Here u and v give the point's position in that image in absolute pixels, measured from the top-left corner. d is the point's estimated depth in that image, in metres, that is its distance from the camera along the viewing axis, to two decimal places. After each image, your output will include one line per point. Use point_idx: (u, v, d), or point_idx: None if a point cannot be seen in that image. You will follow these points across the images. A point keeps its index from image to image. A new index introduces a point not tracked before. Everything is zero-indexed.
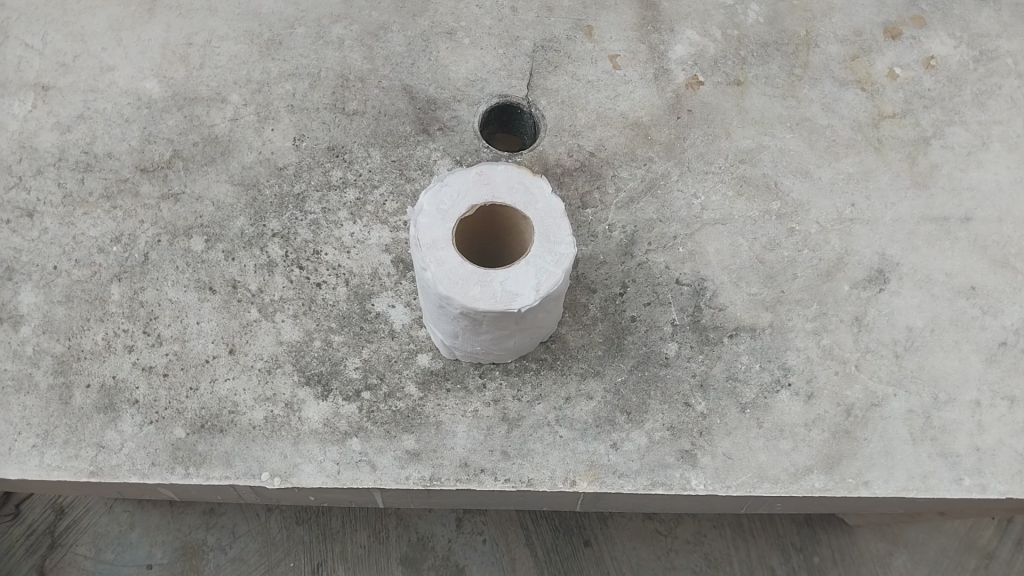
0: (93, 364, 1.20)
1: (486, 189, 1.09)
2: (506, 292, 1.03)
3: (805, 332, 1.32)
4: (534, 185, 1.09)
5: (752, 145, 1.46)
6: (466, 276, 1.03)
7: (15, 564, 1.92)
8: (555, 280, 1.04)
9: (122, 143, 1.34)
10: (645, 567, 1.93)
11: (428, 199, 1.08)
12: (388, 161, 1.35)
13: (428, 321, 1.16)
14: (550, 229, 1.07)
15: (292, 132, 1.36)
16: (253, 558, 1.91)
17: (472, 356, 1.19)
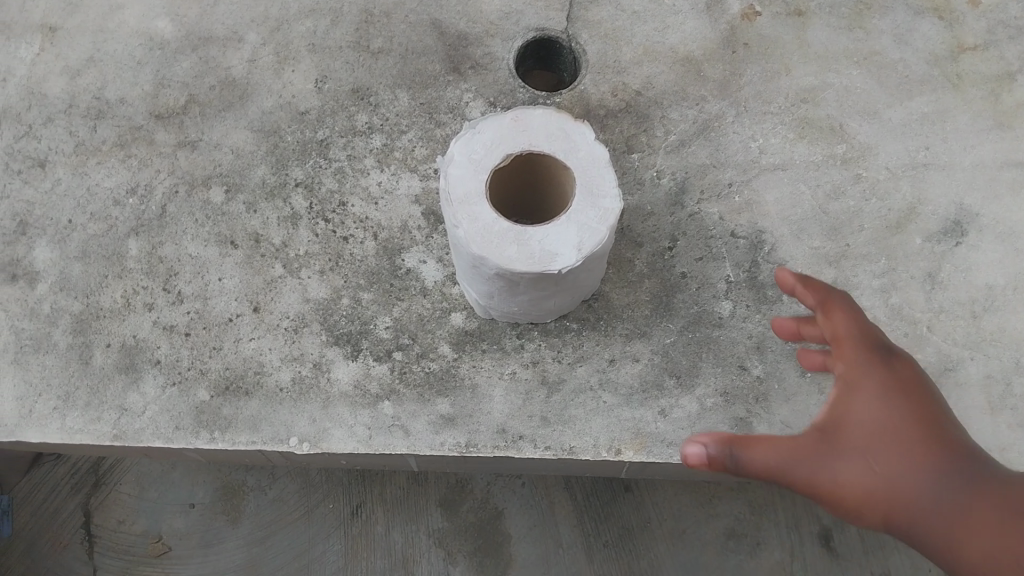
0: (113, 323, 1.15)
1: (522, 137, 0.99)
2: (544, 252, 0.94)
3: (872, 290, 1.21)
4: (575, 132, 0.99)
5: (815, 83, 1.34)
6: (500, 234, 0.95)
7: (61, 501, 1.78)
8: (598, 237, 0.95)
9: (134, 88, 1.26)
10: (686, 514, 1.77)
11: (460, 147, 0.99)
12: (416, 104, 1.25)
13: (462, 280, 1.09)
14: (592, 181, 0.97)
15: (314, 73, 1.26)
16: (293, 500, 1.78)
17: (510, 317, 1.11)
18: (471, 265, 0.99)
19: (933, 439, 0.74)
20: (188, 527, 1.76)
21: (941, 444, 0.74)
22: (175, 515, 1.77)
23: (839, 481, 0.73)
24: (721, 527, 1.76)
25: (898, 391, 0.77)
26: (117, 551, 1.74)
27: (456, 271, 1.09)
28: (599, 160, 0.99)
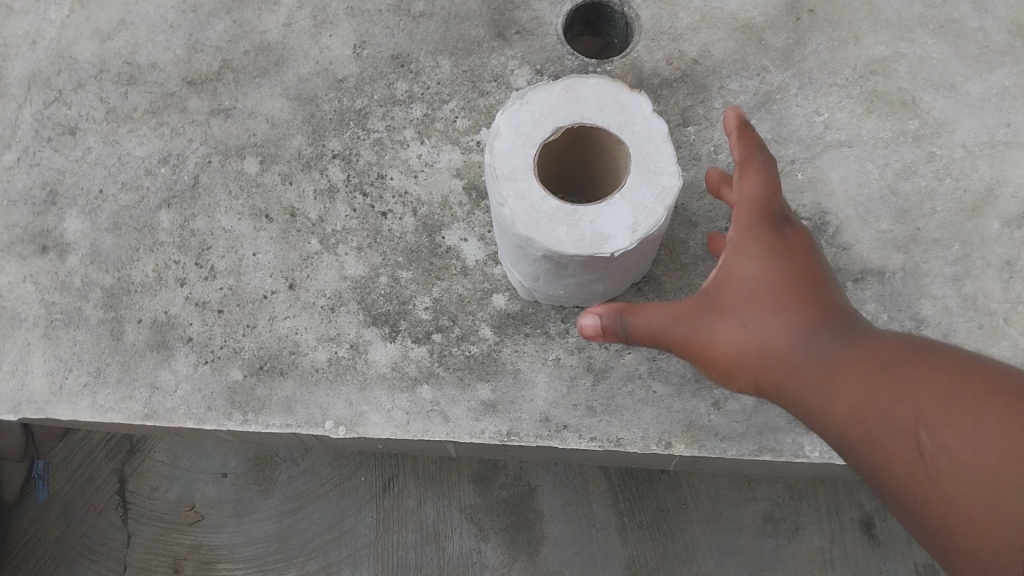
0: (144, 298, 1.12)
1: (574, 110, 0.92)
2: (595, 234, 0.88)
3: (943, 278, 1.14)
4: (631, 106, 0.92)
5: (886, 53, 1.25)
6: (548, 214, 0.88)
7: (96, 466, 1.76)
8: (655, 219, 0.88)
9: (166, 52, 1.21)
10: (723, 496, 1.65)
11: (507, 120, 0.93)
12: (458, 72, 1.18)
13: (506, 260, 1.03)
14: (650, 158, 0.90)
15: (353, 38, 1.20)
16: (326, 472, 1.72)
17: (555, 300, 1.05)
18: (517, 246, 0.93)
19: (806, 296, 0.77)
20: (220, 496, 1.72)
21: (817, 303, 0.76)
22: (206, 483, 1.73)
23: (715, 337, 0.78)
24: (758, 511, 1.64)
25: (779, 255, 0.79)
26: (150, 518, 1.72)
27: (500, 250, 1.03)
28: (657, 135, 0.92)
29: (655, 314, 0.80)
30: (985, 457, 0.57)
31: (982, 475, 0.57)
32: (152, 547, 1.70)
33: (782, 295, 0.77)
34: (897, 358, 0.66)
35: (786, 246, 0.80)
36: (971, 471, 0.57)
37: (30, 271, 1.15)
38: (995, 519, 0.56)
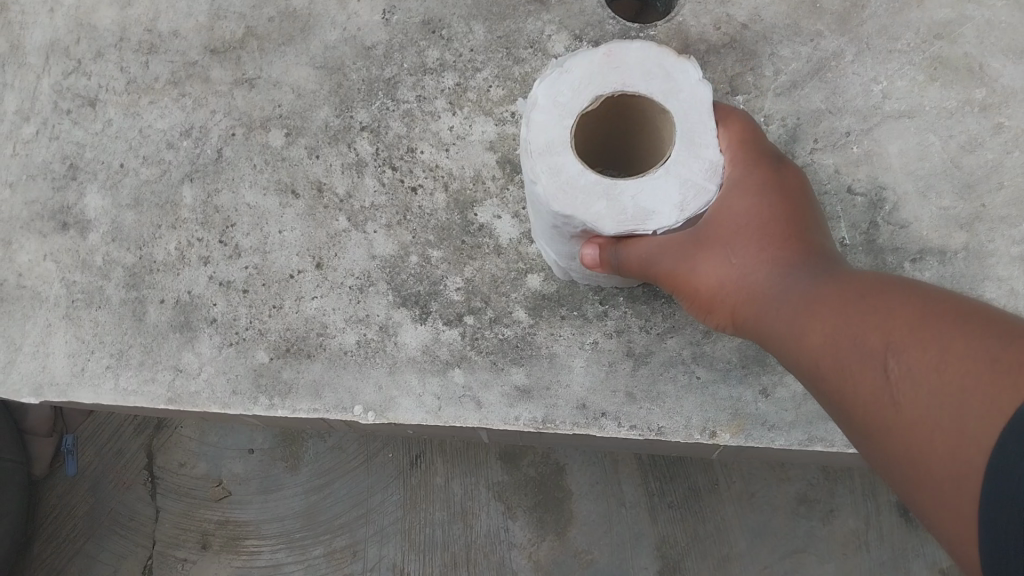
0: (167, 278, 1.08)
1: (615, 76, 0.83)
2: (638, 212, 0.80)
3: (1010, 259, 1.07)
4: (679, 71, 0.83)
5: (952, 15, 1.16)
6: (586, 188, 0.80)
7: (124, 441, 1.75)
8: (705, 196, 0.79)
9: (188, 19, 1.16)
10: (756, 476, 1.60)
11: (541, 88, 0.85)
12: (493, 38, 1.11)
13: (542, 236, 0.96)
14: (698, 129, 0.81)
15: (381, 3, 1.14)
16: (354, 447, 1.69)
17: (595, 279, 0.98)
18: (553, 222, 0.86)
19: (786, 231, 0.76)
20: (247, 472, 1.71)
21: (798, 240, 0.76)
22: (233, 460, 1.72)
23: (699, 270, 0.78)
24: (792, 492, 1.58)
25: (769, 192, 0.79)
26: (178, 493, 1.71)
27: (535, 226, 0.96)
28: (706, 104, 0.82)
29: (645, 244, 0.80)
30: (942, 379, 0.56)
31: (941, 400, 0.56)
32: (180, 522, 1.69)
33: (768, 231, 0.76)
34: (868, 289, 0.66)
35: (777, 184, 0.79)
36: (930, 394, 0.57)
37: (51, 249, 1.12)
38: (946, 444, 0.55)
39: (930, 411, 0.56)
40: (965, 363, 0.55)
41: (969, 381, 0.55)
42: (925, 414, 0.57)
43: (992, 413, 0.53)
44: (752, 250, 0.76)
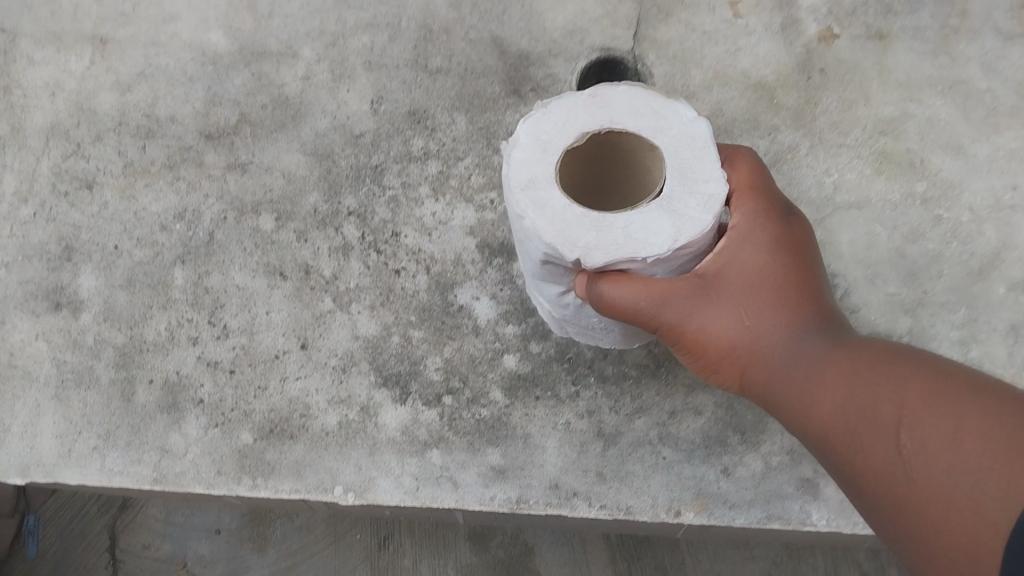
0: (156, 358, 1.12)
1: (601, 114, 0.85)
2: (630, 241, 0.80)
3: (950, 342, 1.15)
4: (666, 111, 0.84)
5: (896, 113, 1.26)
6: (575, 220, 0.81)
7: (87, 522, 1.75)
8: (697, 227, 0.79)
9: (185, 105, 1.22)
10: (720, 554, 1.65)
11: (526, 128, 0.86)
12: (474, 128, 1.19)
13: (538, 281, 0.98)
14: (690, 163, 0.82)
15: (370, 93, 1.21)
16: (321, 530, 1.72)
17: (588, 329, 1.01)
18: (542, 259, 0.87)
19: (795, 297, 0.86)
20: (213, 554, 1.72)
21: (805, 307, 0.86)
22: (199, 541, 1.73)
23: (706, 324, 0.85)
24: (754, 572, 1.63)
25: (777, 248, 0.87)
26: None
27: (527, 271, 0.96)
28: (698, 140, 0.83)
29: (644, 293, 0.83)
30: (953, 456, 0.66)
31: (948, 473, 0.66)
32: None
33: (779, 292, 0.85)
34: (880, 365, 0.76)
35: (786, 241, 0.87)
36: (940, 465, 0.66)
37: (43, 329, 1.15)
38: (953, 511, 0.65)
39: (939, 481, 0.66)
40: (972, 440, 0.65)
41: (976, 461, 0.64)
42: (935, 484, 0.66)
43: (994, 490, 0.63)
44: (767, 314, 0.85)
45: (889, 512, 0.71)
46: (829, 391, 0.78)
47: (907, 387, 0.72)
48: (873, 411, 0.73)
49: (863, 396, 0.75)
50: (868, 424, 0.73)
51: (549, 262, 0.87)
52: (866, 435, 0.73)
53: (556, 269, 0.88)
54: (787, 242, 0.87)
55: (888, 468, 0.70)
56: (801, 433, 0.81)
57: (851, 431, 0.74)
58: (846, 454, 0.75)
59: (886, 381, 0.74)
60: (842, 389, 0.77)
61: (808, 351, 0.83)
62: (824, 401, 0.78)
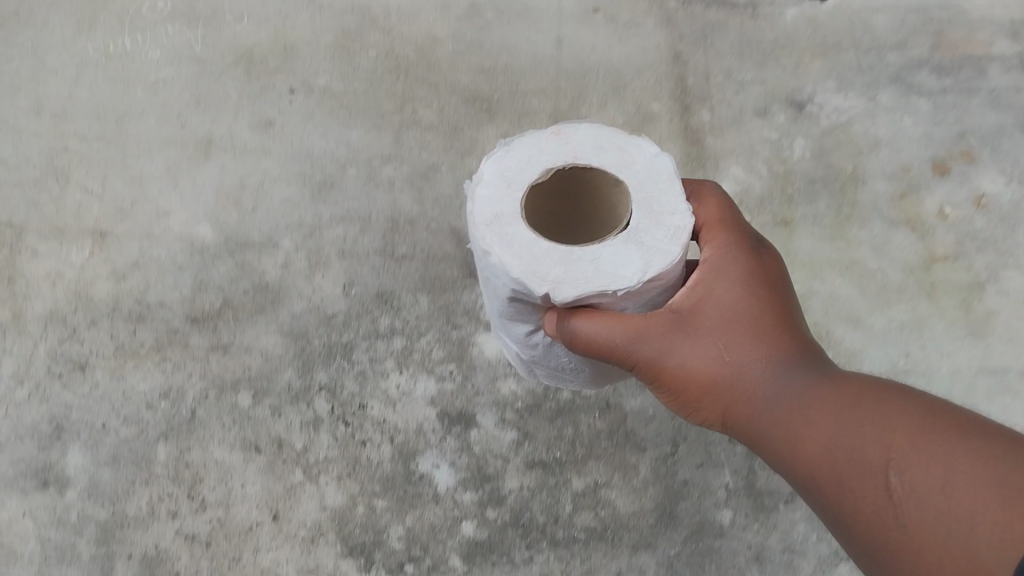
0: (137, 533, 1.20)
1: (565, 149, 0.89)
2: (602, 271, 0.83)
3: None
4: (629, 147, 0.89)
5: (802, 291, 1.46)
6: (546, 255, 0.84)
7: None
8: (666, 257, 0.83)
9: (174, 292, 1.35)
10: None
11: (490, 167, 0.90)
12: (435, 308, 1.34)
13: (507, 317, 1.02)
14: (656, 196, 0.86)
15: (342, 278, 1.36)
16: None
17: (557, 368, 1.14)
18: (512, 292, 0.89)
19: (773, 326, 0.88)
20: None
21: (783, 336, 0.88)
22: None
23: (684, 360, 0.88)
24: None
25: (754, 281, 0.90)
26: None
27: (495, 311, 1.05)
28: (663, 173, 0.88)
29: (619, 329, 0.87)
30: (946, 500, 0.66)
31: (938, 517, 0.67)
32: None
33: (755, 325, 0.88)
34: (863, 397, 0.78)
35: (759, 275, 0.91)
36: (934, 504, 0.67)
37: (30, 506, 1.21)
38: (950, 548, 0.65)
39: (930, 525, 0.67)
40: (967, 475, 0.66)
41: (970, 506, 0.65)
42: (927, 527, 0.67)
43: (990, 540, 0.63)
44: (747, 344, 0.87)
45: (881, 550, 0.72)
46: (812, 426, 0.80)
47: (893, 428, 0.73)
48: (858, 451, 0.75)
49: (848, 437, 0.76)
50: (855, 462, 0.74)
51: (519, 294, 0.89)
52: (852, 471, 0.75)
53: (524, 300, 0.91)
54: (757, 274, 0.90)
55: (879, 507, 0.72)
56: (785, 469, 0.83)
57: (837, 467, 0.76)
58: (833, 490, 0.76)
59: (870, 420, 0.75)
60: (826, 428, 0.79)
61: (787, 383, 0.85)
62: (807, 439, 0.80)
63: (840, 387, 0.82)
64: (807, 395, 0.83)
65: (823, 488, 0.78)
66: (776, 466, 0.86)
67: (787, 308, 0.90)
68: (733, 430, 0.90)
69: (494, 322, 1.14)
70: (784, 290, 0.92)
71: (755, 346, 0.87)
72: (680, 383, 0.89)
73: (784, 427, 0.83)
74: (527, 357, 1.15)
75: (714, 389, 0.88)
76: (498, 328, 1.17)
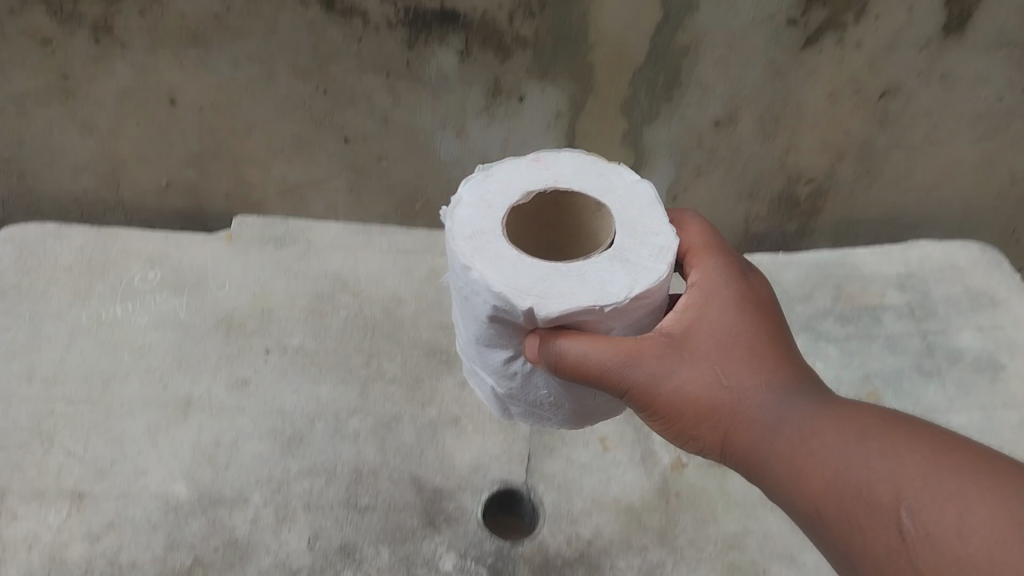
0: None
1: (546, 178, 1.13)
2: (588, 287, 1.00)
3: None
4: (608, 174, 1.14)
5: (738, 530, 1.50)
6: (531, 275, 1.00)
7: None
8: (651, 274, 1.01)
9: (147, 551, 1.41)
10: None
11: (473, 195, 1.12)
12: (395, 558, 1.43)
13: (485, 348, 1.15)
14: (640, 219, 1.08)
15: (308, 531, 1.45)
16: None
17: (536, 405, 1.23)
18: (494, 316, 1.04)
19: (764, 353, 1.08)
20: None
21: (776, 363, 1.08)
22: None
23: (683, 380, 1.06)
24: None
25: (747, 314, 1.11)
26: None
27: (473, 339, 1.15)
28: (643, 197, 1.11)
29: (610, 352, 1.02)
30: (958, 538, 0.83)
31: (935, 535, 0.85)
32: None
33: (747, 352, 1.08)
34: (872, 424, 0.98)
35: (750, 305, 1.13)
36: (942, 513, 0.85)
37: None
38: (959, 554, 0.83)
39: (931, 544, 0.85)
40: (969, 496, 0.85)
41: (963, 526, 0.84)
42: (927, 545, 0.85)
43: (994, 561, 0.80)
44: (745, 371, 1.07)
45: (875, 556, 0.90)
46: (817, 448, 0.99)
47: (896, 457, 0.92)
48: (861, 476, 0.93)
49: (853, 459, 0.95)
50: (857, 485, 0.93)
51: (501, 318, 1.04)
52: (853, 490, 0.93)
53: (509, 325, 1.05)
54: (745, 306, 1.12)
55: (878, 517, 0.90)
56: (781, 471, 1.02)
57: (839, 489, 0.94)
58: (833, 503, 0.95)
59: (873, 449, 0.94)
60: (829, 451, 0.97)
61: (782, 411, 1.04)
62: (809, 462, 0.99)
63: (834, 415, 1.02)
64: (807, 422, 1.02)
65: (820, 498, 0.96)
66: (772, 481, 1.04)
67: (775, 339, 1.11)
68: (730, 452, 1.09)
69: (468, 360, 1.29)
70: (778, 321, 1.15)
71: (750, 373, 1.07)
72: (676, 409, 1.07)
73: (783, 448, 1.02)
74: (505, 394, 1.25)
75: (711, 414, 1.06)
76: (474, 368, 1.29)
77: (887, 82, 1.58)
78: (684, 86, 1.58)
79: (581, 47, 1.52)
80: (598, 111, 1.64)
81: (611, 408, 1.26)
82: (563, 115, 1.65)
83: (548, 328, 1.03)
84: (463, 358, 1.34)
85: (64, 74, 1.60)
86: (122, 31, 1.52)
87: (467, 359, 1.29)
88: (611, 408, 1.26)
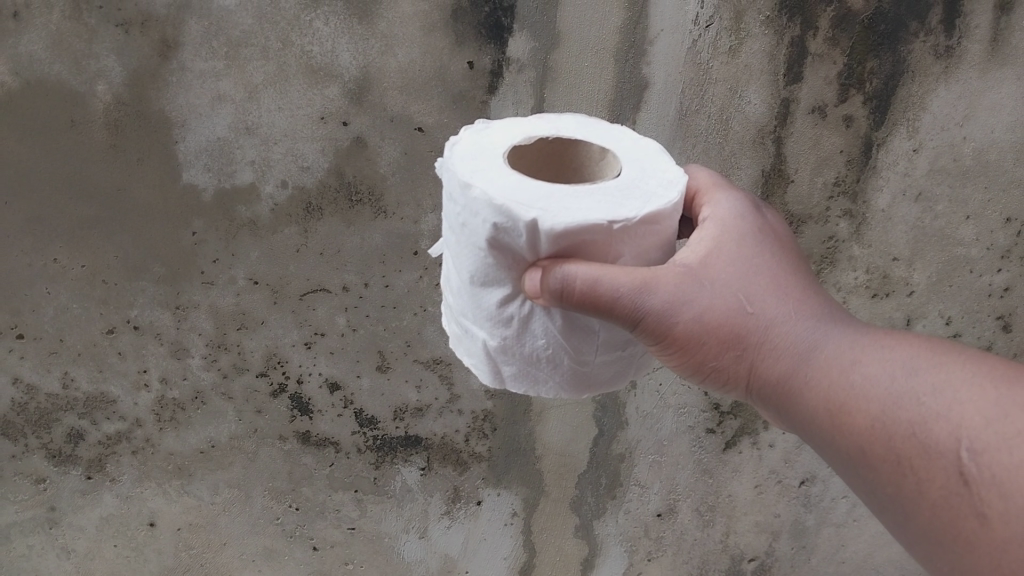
0: None
1: (549, 124, 0.78)
2: (591, 200, 0.65)
3: None
4: (619, 126, 0.79)
5: None
6: (536, 191, 0.65)
7: None
8: (668, 200, 0.67)
9: None
10: None
11: (467, 133, 0.76)
12: None
13: (472, 283, 0.72)
14: (653, 156, 0.74)
15: None
16: None
17: (529, 362, 0.74)
18: (490, 242, 0.66)
19: (789, 267, 0.73)
20: None
21: (799, 281, 0.73)
22: None
23: (698, 304, 0.69)
24: None
25: (761, 226, 0.76)
26: None
27: (462, 276, 0.73)
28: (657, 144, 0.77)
29: (619, 273, 0.66)
30: None
31: (1018, 483, 0.52)
32: None
33: (776, 268, 0.72)
34: (935, 347, 0.63)
35: (768, 224, 0.77)
36: None
37: None
38: None
39: (1009, 492, 0.52)
40: None
41: None
42: (998, 495, 0.53)
43: None
44: (767, 286, 0.71)
45: (923, 507, 0.58)
46: (857, 372, 0.64)
47: (956, 389, 0.58)
48: (912, 411, 0.60)
49: (902, 388, 0.61)
50: (906, 421, 0.59)
51: (499, 243, 0.66)
52: (901, 425, 0.60)
53: (503, 254, 0.67)
54: (770, 234, 0.76)
55: (928, 460, 0.57)
56: (811, 417, 0.67)
57: (886, 426, 0.60)
58: (876, 441, 0.61)
59: (925, 379, 0.60)
60: (877, 380, 0.63)
61: (822, 336, 0.68)
62: (858, 396, 0.63)
63: (881, 339, 0.66)
64: (850, 347, 0.66)
65: (852, 436, 0.63)
66: (800, 422, 0.69)
67: (799, 264, 0.76)
68: (757, 395, 0.72)
69: (451, 338, 0.83)
70: (793, 240, 0.79)
71: (781, 294, 0.71)
72: (692, 345, 0.70)
73: (820, 376, 0.66)
74: (495, 349, 0.75)
75: (737, 347, 0.70)
76: (460, 324, 0.79)
77: (802, 471, 1.61)
78: (625, 486, 1.67)
79: (529, 461, 1.66)
80: (551, 508, 1.71)
81: (619, 370, 0.78)
82: (518, 516, 1.71)
83: (553, 256, 0.66)
84: (451, 317, 0.83)
85: (52, 505, 1.67)
86: (113, 469, 1.64)
87: (453, 310, 0.80)
88: (619, 374, 0.79)
